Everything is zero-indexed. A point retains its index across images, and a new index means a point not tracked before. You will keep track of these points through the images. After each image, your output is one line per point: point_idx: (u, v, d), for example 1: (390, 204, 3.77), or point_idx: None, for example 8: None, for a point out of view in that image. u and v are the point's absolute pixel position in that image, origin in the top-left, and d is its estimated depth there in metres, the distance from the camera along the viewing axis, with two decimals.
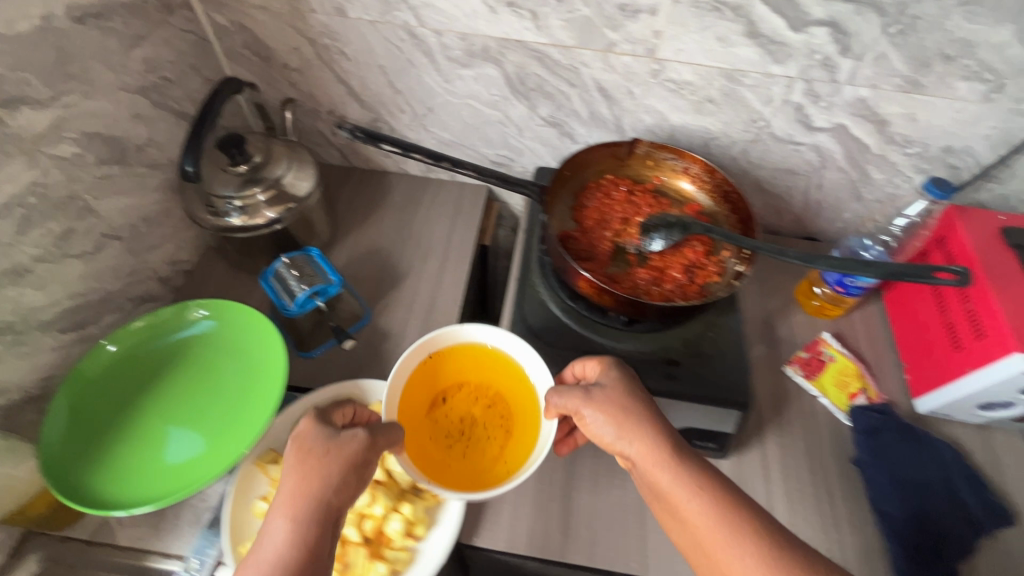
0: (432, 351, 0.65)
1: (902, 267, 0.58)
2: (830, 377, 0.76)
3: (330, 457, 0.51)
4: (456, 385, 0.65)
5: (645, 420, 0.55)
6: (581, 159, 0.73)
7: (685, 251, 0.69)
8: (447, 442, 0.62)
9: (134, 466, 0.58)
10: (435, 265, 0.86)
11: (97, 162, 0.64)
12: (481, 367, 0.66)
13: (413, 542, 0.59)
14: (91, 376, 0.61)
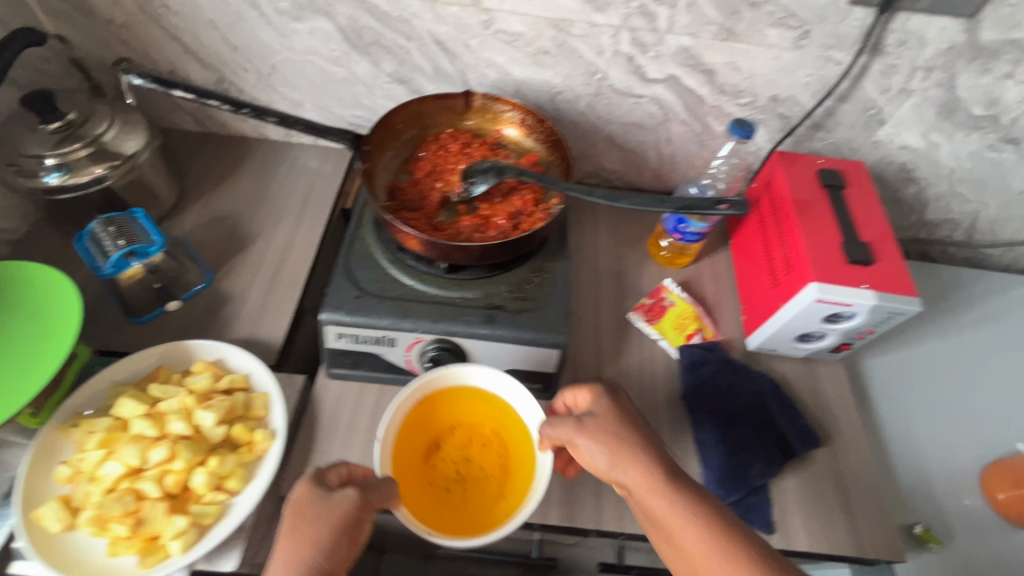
0: (423, 396, 0.63)
1: (693, 200, 0.61)
2: (669, 320, 0.79)
3: (320, 521, 0.50)
4: (450, 427, 0.63)
5: (635, 450, 0.55)
6: (412, 111, 0.72)
7: (513, 200, 0.70)
8: (446, 487, 0.60)
9: None
10: (287, 228, 0.85)
11: None
12: (476, 407, 0.64)
13: (225, 496, 0.58)
14: None
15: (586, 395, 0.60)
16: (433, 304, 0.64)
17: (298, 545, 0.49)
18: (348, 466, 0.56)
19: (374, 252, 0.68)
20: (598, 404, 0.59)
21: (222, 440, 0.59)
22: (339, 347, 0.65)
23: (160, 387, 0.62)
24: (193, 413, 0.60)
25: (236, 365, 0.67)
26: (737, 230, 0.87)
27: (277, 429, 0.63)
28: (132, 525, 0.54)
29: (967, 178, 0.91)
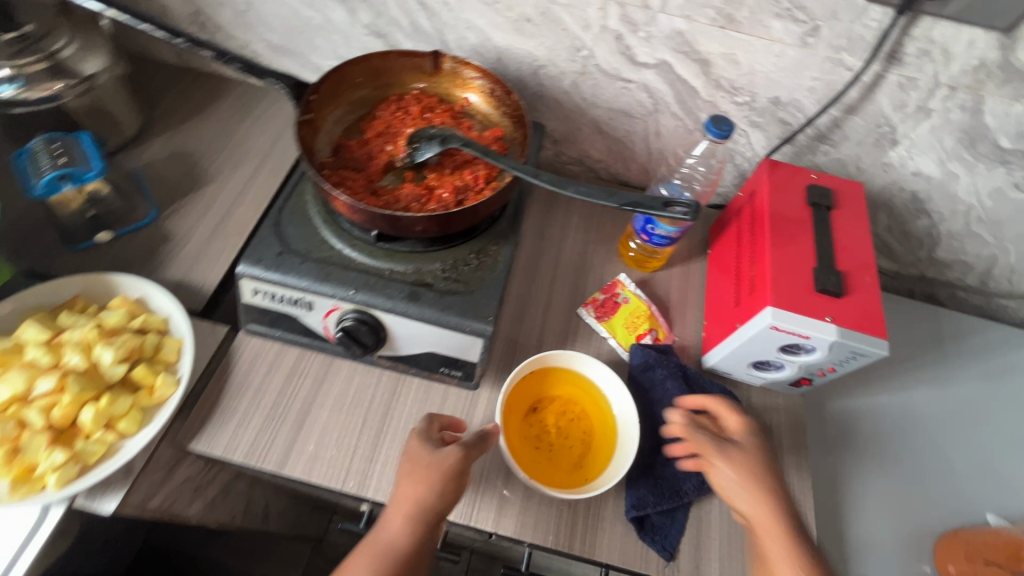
0: (540, 365, 0.66)
1: (640, 197, 0.56)
2: (620, 320, 0.75)
3: (429, 475, 0.55)
4: (548, 398, 0.66)
5: (767, 480, 0.58)
6: (375, 67, 0.68)
7: (464, 173, 0.65)
8: (535, 444, 0.63)
9: None
10: (245, 174, 0.82)
11: None
12: (576, 394, 0.66)
13: (115, 437, 0.56)
14: None
15: (732, 419, 0.62)
16: (357, 271, 0.61)
17: (411, 492, 0.54)
18: (432, 419, 0.60)
19: (311, 210, 0.65)
20: (742, 434, 0.61)
21: (117, 381, 0.58)
22: (258, 302, 0.62)
23: (70, 317, 0.60)
24: (92, 348, 0.58)
25: (159, 305, 0.65)
26: (717, 240, 0.81)
27: (182, 378, 0.60)
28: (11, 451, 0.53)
29: (988, 217, 0.81)
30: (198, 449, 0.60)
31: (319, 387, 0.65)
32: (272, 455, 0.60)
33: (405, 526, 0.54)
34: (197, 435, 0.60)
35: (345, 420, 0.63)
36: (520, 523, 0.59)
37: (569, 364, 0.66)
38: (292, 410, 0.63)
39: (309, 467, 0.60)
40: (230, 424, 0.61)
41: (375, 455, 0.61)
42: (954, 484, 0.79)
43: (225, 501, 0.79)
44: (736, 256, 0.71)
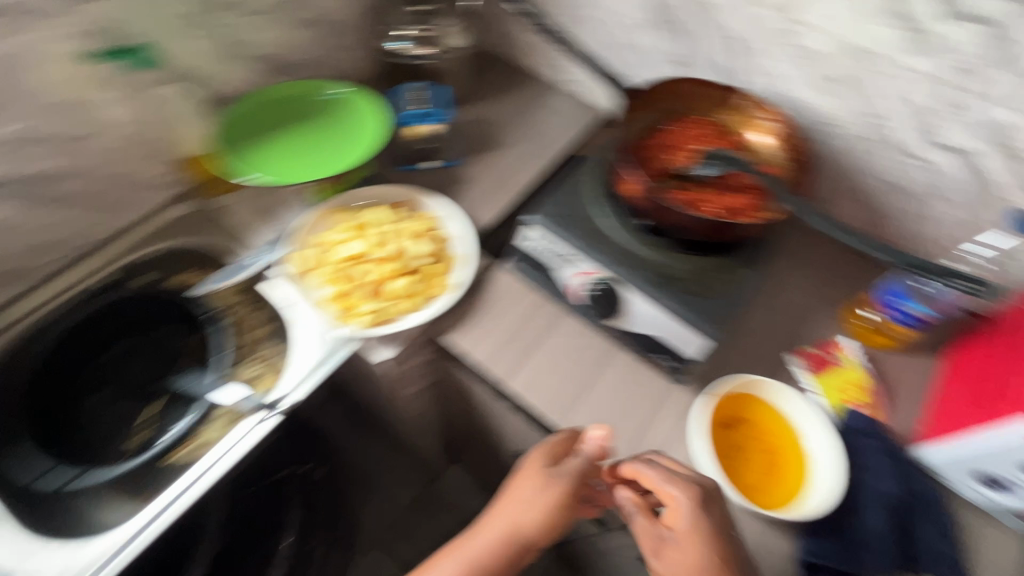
0: (746, 388, 0.69)
1: (921, 261, 0.58)
2: (831, 382, 0.74)
3: (540, 493, 0.64)
4: (744, 421, 0.68)
5: (700, 570, 0.56)
6: (676, 90, 0.80)
7: (734, 197, 0.72)
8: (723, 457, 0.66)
9: (266, 147, 0.79)
10: (525, 149, 0.98)
11: None
12: (772, 428, 0.68)
13: (400, 309, 0.73)
14: (285, 92, 0.83)
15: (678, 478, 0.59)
16: (620, 251, 0.71)
17: (530, 506, 0.64)
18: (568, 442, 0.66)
19: (590, 190, 0.77)
20: (680, 514, 0.57)
21: (414, 270, 0.75)
22: (528, 247, 0.76)
23: (399, 214, 0.81)
24: (406, 241, 0.77)
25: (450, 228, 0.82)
26: (960, 339, 0.76)
27: (461, 282, 0.76)
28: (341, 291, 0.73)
29: None
30: (447, 341, 0.74)
31: (546, 331, 0.75)
32: (500, 369, 0.72)
33: (512, 526, 0.63)
34: (450, 331, 0.75)
35: (561, 366, 0.73)
36: None
37: (775, 398, 0.69)
38: (522, 341, 0.74)
39: (526, 390, 0.71)
40: (474, 334, 0.75)
41: (578, 404, 0.71)
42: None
43: (422, 399, 0.96)
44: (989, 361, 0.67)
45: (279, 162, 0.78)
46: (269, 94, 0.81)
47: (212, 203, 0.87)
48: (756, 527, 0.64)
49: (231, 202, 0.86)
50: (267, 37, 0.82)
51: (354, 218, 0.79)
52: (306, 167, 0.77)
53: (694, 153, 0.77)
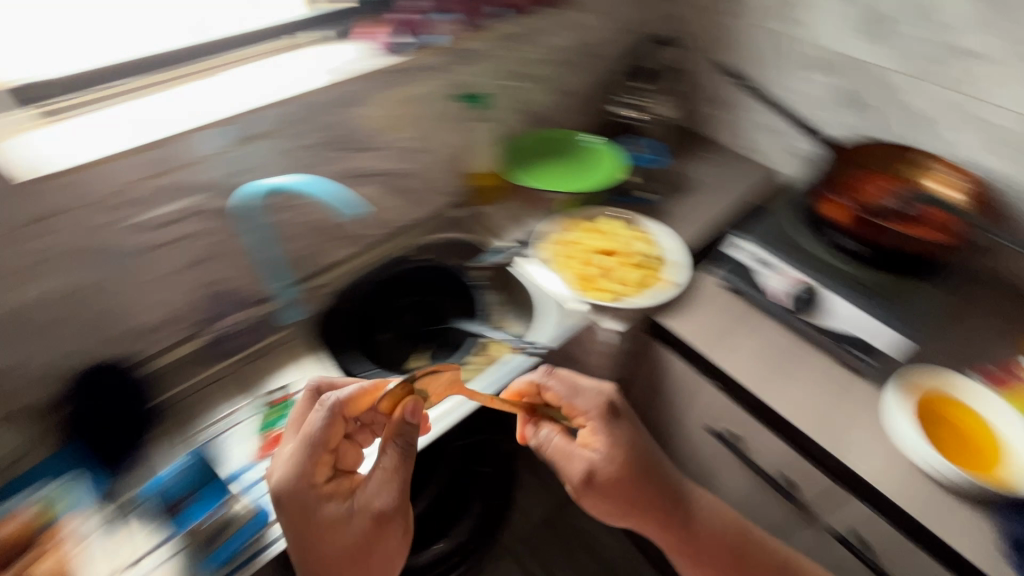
0: (946, 392, 0.80)
1: None
2: (1013, 395, 0.80)
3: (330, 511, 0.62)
4: (944, 423, 0.78)
5: (637, 454, 0.75)
6: (872, 151, 1.00)
7: (923, 227, 0.88)
8: (930, 424, 0.78)
9: (537, 167, 1.12)
10: (716, 190, 1.20)
11: (580, 50, 1.18)
12: (969, 437, 0.76)
13: (638, 291, 0.95)
14: (556, 135, 1.17)
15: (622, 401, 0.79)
16: (816, 262, 0.92)
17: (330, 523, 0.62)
18: (333, 415, 0.66)
19: (791, 221, 1.01)
20: (590, 405, 0.76)
21: (644, 265, 0.99)
22: (738, 256, 0.97)
23: (629, 234, 1.04)
24: (641, 245, 1.02)
25: (663, 241, 1.03)
26: None
27: (679, 284, 0.95)
28: (594, 271, 0.98)
29: None
30: (663, 322, 0.93)
31: (742, 324, 0.92)
32: (706, 345, 0.89)
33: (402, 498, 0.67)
34: (663, 313, 0.94)
35: (747, 343, 0.89)
36: (881, 481, 0.74)
37: (970, 398, 0.79)
38: (721, 327, 0.92)
39: (728, 363, 0.87)
40: (682, 317, 0.93)
41: (776, 379, 0.84)
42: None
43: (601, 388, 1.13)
44: None
45: (541, 176, 1.09)
46: (543, 134, 1.17)
47: (473, 207, 1.16)
48: (941, 486, 0.72)
49: (488, 211, 1.15)
50: (534, 97, 1.17)
51: (592, 225, 1.07)
52: (559, 182, 1.08)
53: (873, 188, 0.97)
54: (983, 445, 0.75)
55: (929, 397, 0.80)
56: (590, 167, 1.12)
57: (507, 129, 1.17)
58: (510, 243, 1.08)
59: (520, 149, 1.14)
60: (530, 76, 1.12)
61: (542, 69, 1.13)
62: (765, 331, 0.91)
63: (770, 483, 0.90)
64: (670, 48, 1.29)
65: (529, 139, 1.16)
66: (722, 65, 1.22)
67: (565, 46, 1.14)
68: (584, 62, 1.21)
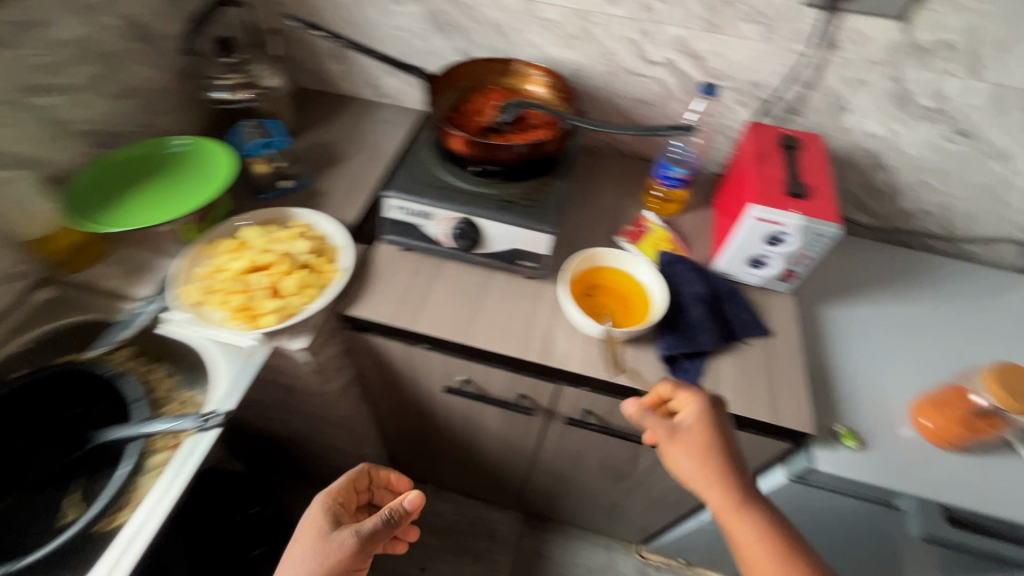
0: (593, 262, 0.90)
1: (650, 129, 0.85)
2: (644, 244, 0.99)
3: (326, 539, 0.70)
4: (598, 288, 0.90)
5: (713, 425, 0.71)
6: (471, 68, 0.98)
7: (532, 133, 0.93)
8: (587, 295, 0.89)
9: (123, 200, 0.87)
10: (368, 153, 1.13)
11: (128, 37, 0.92)
12: (616, 292, 0.89)
13: (306, 298, 0.83)
14: (135, 150, 0.91)
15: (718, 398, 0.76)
16: (464, 195, 0.89)
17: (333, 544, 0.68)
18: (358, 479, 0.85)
19: (431, 158, 0.94)
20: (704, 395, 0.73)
21: (306, 266, 0.85)
22: (395, 215, 0.90)
23: (271, 228, 0.88)
24: (293, 241, 0.86)
25: (323, 228, 0.93)
26: (721, 196, 1.04)
27: (345, 266, 0.88)
28: (247, 297, 0.81)
29: (933, 167, 1.05)
30: (355, 313, 0.86)
31: (433, 280, 0.91)
32: (405, 317, 0.86)
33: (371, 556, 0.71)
34: (353, 304, 0.87)
35: (441, 296, 0.89)
36: (580, 364, 0.83)
37: (613, 261, 0.90)
38: (415, 291, 0.89)
39: (431, 325, 0.85)
40: (373, 300, 0.88)
41: (476, 319, 0.86)
42: (935, 361, 0.96)
43: (344, 396, 1.04)
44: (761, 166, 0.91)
45: (132, 211, 0.85)
46: (115, 155, 0.90)
47: (73, 277, 0.87)
48: (620, 344, 0.85)
49: (98, 271, 0.87)
50: (91, 112, 0.89)
51: (229, 240, 0.86)
52: (156, 210, 0.85)
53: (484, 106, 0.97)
54: (630, 296, 0.89)
55: (583, 272, 0.90)
56: (194, 174, 0.90)
57: (72, 162, 0.88)
58: (140, 305, 0.85)
59: (91, 186, 0.87)
60: (65, 86, 0.84)
61: (80, 73, 0.85)
62: (454, 276, 0.92)
63: (510, 405, 0.95)
64: (254, 8, 1.12)
65: (98, 168, 0.88)
66: (318, 15, 1.11)
67: (100, 36, 0.87)
68: (145, 49, 0.95)
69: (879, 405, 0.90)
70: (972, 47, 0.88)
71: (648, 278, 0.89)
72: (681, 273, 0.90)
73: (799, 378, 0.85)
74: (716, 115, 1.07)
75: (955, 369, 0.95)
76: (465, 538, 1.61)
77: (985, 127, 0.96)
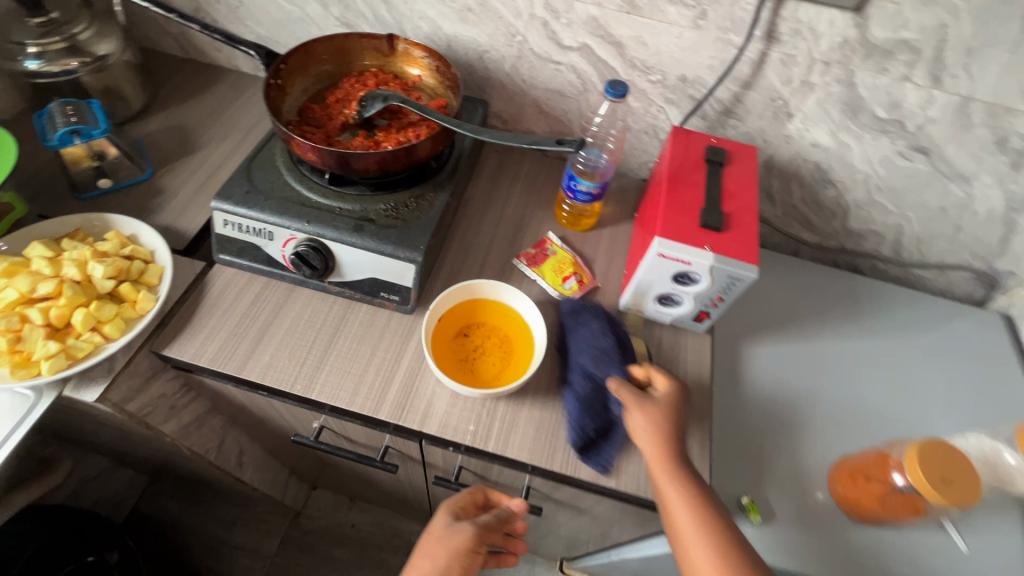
0: (473, 295, 0.76)
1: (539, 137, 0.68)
2: (543, 268, 0.84)
3: (444, 538, 0.66)
4: (477, 326, 0.75)
5: (677, 397, 0.68)
6: (339, 46, 0.81)
7: (405, 133, 0.76)
8: (463, 337, 0.74)
9: None
10: (233, 142, 0.95)
11: None
12: (497, 333, 0.75)
13: (100, 338, 0.67)
14: None
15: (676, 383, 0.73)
16: (311, 210, 0.72)
17: (457, 538, 0.66)
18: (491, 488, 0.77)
19: (281, 161, 0.77)
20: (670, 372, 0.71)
21: (106, 296, 0.69)
22: (231, 232, 0.73)
23: (69, 243, 0.71)
24: (87, 263, 0.69)
25: (146, 241, 0.76)
26: (640, 211, 0.89)
27: (160, 295, 0.71)
28: (13, 338, 0.64)
29: (885, 186, 0.91)
30: (171, 353, 0.70)
31: (279, 310, 0.75)
32: (234, 360, 0.71)
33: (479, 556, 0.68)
34: (171, 342, 0.71)
35: (285, 332, 0.74)
36: (441, 424, 0.69)
37: (495, 294, 0.76)
38: (254, 324, 0.74)
39: (264, 371, 0.70)
40: (199, 336, 0.72)
41: (323, 363, 0.72)
42: (865, 411, 0.85)
43: (196, 431, 0.90)
44: (677, 187, 0.75)
45: None
46: None
47: None
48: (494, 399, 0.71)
49: None
50: None
51: (4, 258, 0.68)
52: None
53: (351, 95, 0.79)
54: (514, 341, 0.74)
55: (459, 307, 0.75)
56: None
57: None
58: None
59: None
60: None
61: None
62: (308, 306, 0.76)
63: (373, 461, 0.79)
64: None
65: None
66: None
67: None
68: None
69: (796, 467, 0.79)
70: (935, 51, 0.73)
71: (534, 318, 0.74)
72: (588, 331, 0.74)
73: (702, 441, 0.72)
74: (643, 114, 0.91)
75: (886, 423, 0.84)
76: (378, 552, 1.50)
77: (945, 144, 0.82)
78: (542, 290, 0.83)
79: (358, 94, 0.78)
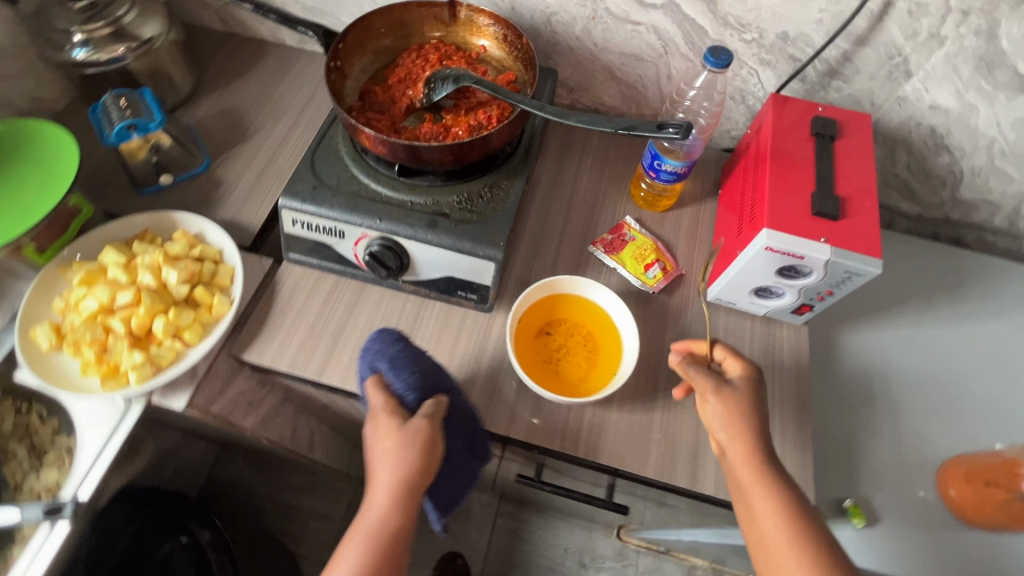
0: (555, 291, 0.71)
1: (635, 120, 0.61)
2: (622, 255, 0.78)
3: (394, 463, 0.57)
4: (559, 323, 0.71)
5: (755, 391, 0.62)
6: (398, 18, 0.73)
7: (475, 115, 0.70)
8: (545, 335, 0.70)
9: None
10: (286, 125, 0.90)
11: None
12: (580, 331, 0.71)
13: (181, 345, 0.66)
14: None
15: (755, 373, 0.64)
16: (381, 205, 0.68)
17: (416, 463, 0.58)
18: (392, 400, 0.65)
19: (345, 151, 0.72)
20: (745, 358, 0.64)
21: (182, 301, 0.67)
22: (300, 231, 0.70)
23: (140, 246, 0.69)
24: (161, 268, 0.67)
25: (213, 239, 0.73)
26: (726, 189, 0.81)
27: (234, 298, 0.70)
28: (100, 349, 0.64)
29: (1012, 151, 0.79)
30: (251, 358, 0.69)
31: (352, 309, 0.73)
32: (313, 364, 0.69)
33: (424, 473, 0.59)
34: (249, 347, 0.69)
35: (361, 334, 0.71)
36: (528, 429, 0.66)
37: (577, 290, 0.71)
38: (330, 326, 0.71)
39: (343, 376, 0.68)
40: (276, 340, 0.70)
41: None
42: (975, 405, 0.78)
43: (274, 421, 0.91)
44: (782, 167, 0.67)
45: None
46: None
47: None
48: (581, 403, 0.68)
49: None
50: None
51: (81, 266, 0.67)
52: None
53: (413, 73, 0.72)
54: (599, 340, 0.70)
55: (540, 303, 0.71)
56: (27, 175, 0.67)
57: None
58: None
59: None
60: None
61: None
62: (382, 306, 0.73)
63: None
64: None
65: None
66: None
67: None
68: None
69: (898, 467, 0.74)
70: None
71: (621, 317, 0.70)
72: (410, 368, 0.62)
73: (804, 445, 0.68)
74: (732, 78, 0.81)
75: (999, 416, 0.77)
76: None
77: None
78: (623, 281, 0.77)
79: (422, 73, 0.71)
